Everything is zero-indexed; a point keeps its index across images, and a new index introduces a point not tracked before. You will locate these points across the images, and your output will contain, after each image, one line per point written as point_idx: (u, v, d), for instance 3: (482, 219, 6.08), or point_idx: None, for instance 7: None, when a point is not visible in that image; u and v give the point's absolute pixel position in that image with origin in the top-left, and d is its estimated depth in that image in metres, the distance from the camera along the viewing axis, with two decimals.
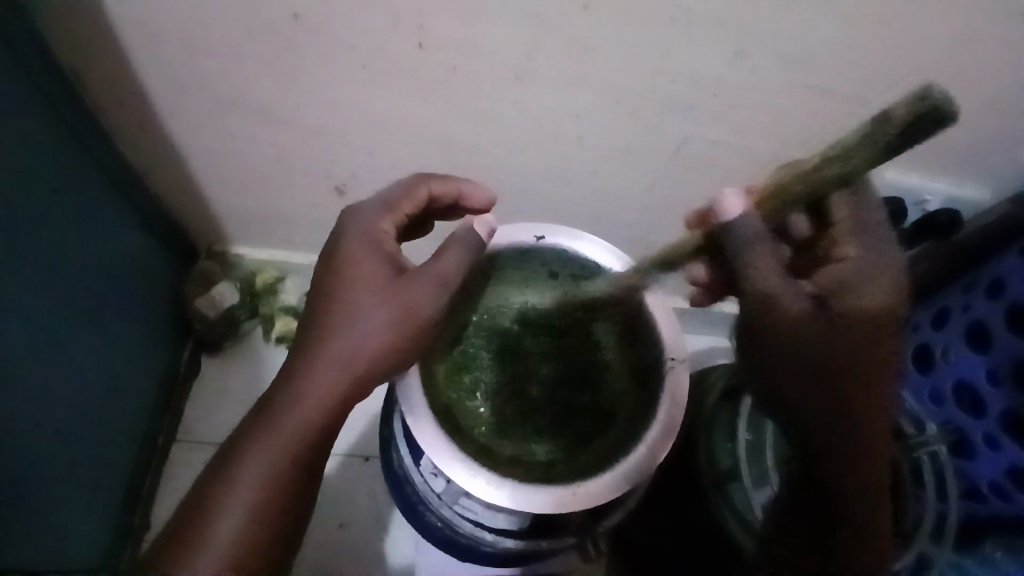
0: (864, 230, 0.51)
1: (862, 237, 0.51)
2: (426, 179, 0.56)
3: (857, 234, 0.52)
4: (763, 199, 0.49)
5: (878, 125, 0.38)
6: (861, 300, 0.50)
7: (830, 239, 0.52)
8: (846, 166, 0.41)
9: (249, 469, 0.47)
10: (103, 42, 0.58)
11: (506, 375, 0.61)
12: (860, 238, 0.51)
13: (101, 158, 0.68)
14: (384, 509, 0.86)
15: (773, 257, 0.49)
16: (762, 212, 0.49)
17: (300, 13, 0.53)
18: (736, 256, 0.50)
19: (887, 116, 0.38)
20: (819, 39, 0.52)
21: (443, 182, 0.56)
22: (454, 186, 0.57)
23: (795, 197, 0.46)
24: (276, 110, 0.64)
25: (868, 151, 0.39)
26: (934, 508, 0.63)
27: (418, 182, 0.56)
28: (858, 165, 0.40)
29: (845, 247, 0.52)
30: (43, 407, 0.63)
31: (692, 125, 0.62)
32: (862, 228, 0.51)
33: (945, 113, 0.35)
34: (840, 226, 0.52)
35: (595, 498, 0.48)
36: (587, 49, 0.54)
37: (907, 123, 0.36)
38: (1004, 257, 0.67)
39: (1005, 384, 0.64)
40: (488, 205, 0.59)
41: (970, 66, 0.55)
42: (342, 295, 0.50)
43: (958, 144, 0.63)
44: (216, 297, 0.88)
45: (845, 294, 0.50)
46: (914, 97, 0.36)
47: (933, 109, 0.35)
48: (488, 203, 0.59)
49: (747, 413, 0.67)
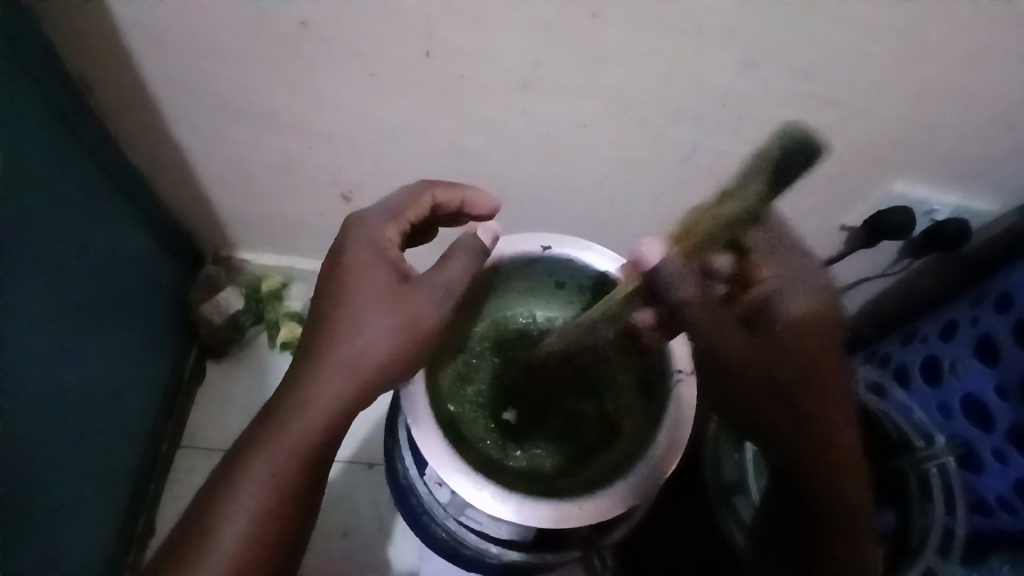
0: (777, 254, 0.51)
1: (780, 259, 0.51)
2: (431, 186, 0.55)
3: (774, 259, 0.51)
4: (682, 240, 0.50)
5: (761, 168, 0.43)
6: (785, 315, 0.51)
7: (752, 266, 0.51)
8: (733, 210, 0.46)
9: (253, 477, 0.47)
10: (112, 48, 0.58)
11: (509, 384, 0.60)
12: (778, 260, 0.51)
13: (108, 164, 0.68)
14: (387, 516, 0.86)
15: (700, 285, 0.51)
16: (682, 256, 0.49)
17: (308, 20, 0.53)
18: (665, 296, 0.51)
19: (765, 158, 0.43)
20: (829, 51, 0.52)
21: (448, 190, 0.55)
22: (458, 194, 0.56)
23: (700, 242, 0.48)
24: (283, 116, 0.64)
25: (756, 187, 0.44)
26: (941, 522, 0.65)
27: (423, 188, 0.55)
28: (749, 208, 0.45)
29: (761, 270, 0.51)
30: (47, 411, 0.63)
31: (700, 134, 0.61)
32: (772, 258, 0.51)
33: (806, 149, 0.42)
34: (760, 256, 0.51)
35: (601, 513, 0.48)
36: (596, 58, 0.54)
37: (788, 158, 0.42)
38: (1012, 269, 0.66)
39: (1012, 399, 0.63)
40: (493, 212, 0.58)
41: (981, 78, 0.54)
42: (347, 304, 0.49)
43: (968, 156, 0.63)
44: (221, 302, 0.88)
45: (767, 313, 0.51)
46: (782, 144, 0.43)
47: (801, 150, 0.42)
48: (492, 211, 0.58)
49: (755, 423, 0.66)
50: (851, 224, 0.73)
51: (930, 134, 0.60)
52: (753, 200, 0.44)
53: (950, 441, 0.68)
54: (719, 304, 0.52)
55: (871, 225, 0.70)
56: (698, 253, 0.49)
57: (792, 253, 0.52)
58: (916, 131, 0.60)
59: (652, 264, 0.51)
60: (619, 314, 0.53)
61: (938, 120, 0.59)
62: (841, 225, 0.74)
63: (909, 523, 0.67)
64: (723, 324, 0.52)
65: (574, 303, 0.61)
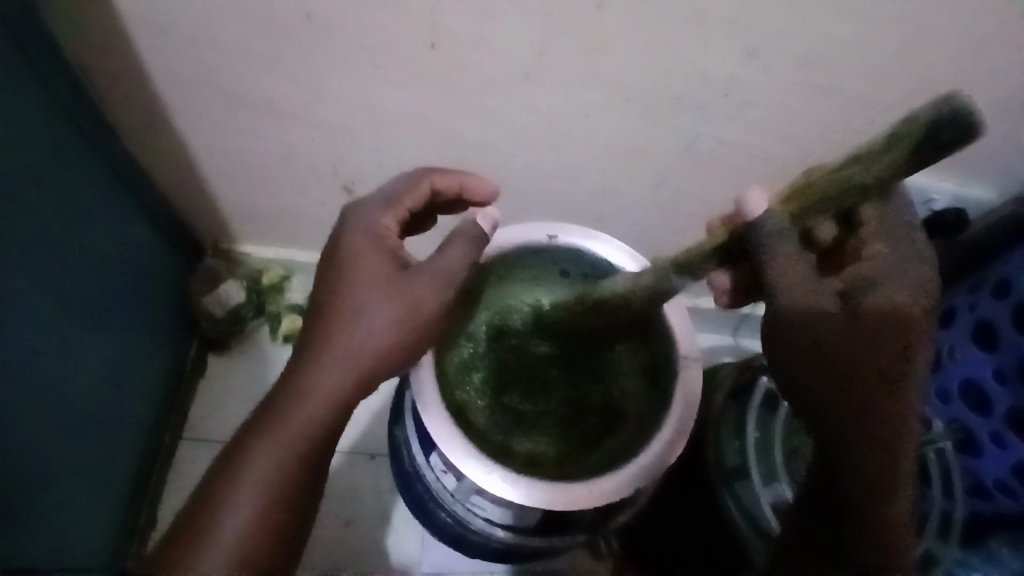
0: (889, 231, 0.48)
1: (890, 240, 0.47)
2: (428, 173, 0.56)
3: (882, 236, 0.47)
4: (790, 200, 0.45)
5: (903, 129, 0.37)
6: (876, 301, 0.47)
7: (861, 239, 0.47)
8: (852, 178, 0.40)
9: (255, 466, 0.47)
10: (113, 38, 0.57)
11: (507, 372, 0.60)
12: (886, 240, 0.47)
13: (108, 155, 0.67)
14: (389, 506, 0.86)
15: (803, 258, 0.45)
16: (790, 211, 0.45)
17: (311, 10, 0.53)
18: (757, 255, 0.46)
19: (915, 116, 0.37)
20: (831, 40, 0.52)
21: (446, 176, 0.56)
22: (457, 179, 0.56)
23: (818, 199, 0.42)
24: (284, 107, 0.64)
25: (895, 152, 0.37)
26: (938, 506, 0.64)
27: (420, 175, 0.56)
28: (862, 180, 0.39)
29: (867, 246, 0.47)
30: (49, 404, 0.63)
31: (702, 123, 0.62)
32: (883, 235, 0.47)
33: (969, 118, 0.34)
34: (867, 228, 0.47)
35: (607, 496, 0.49)
36: (599, 47, 0.54)
37: (932, 124, 0.35)
38: (1013, 256, 0.67)
39: (1011, 382, 0.64)
40: (491, 197, 0.59)
41: (981, 66, 0.55)
42: (344, 291, 0.50)
43: (966, 145, 0.64)
44: (221, 295, 0.88)
45: (865, 295, 0.47)
46: (940, 101, 0.36)
47: (964, 112, 0.34)
48: (490, 196, 0.59)
49: (755, 411, 0.67)
50: None
51: None
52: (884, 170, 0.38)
53: (949, 425, 0.70)
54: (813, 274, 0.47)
55: None
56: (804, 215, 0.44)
57: (905, 237, 0.48)
58: None
59: (756, 215, 0.46)
60: (699, 267, 0.49)
61: None
62: None
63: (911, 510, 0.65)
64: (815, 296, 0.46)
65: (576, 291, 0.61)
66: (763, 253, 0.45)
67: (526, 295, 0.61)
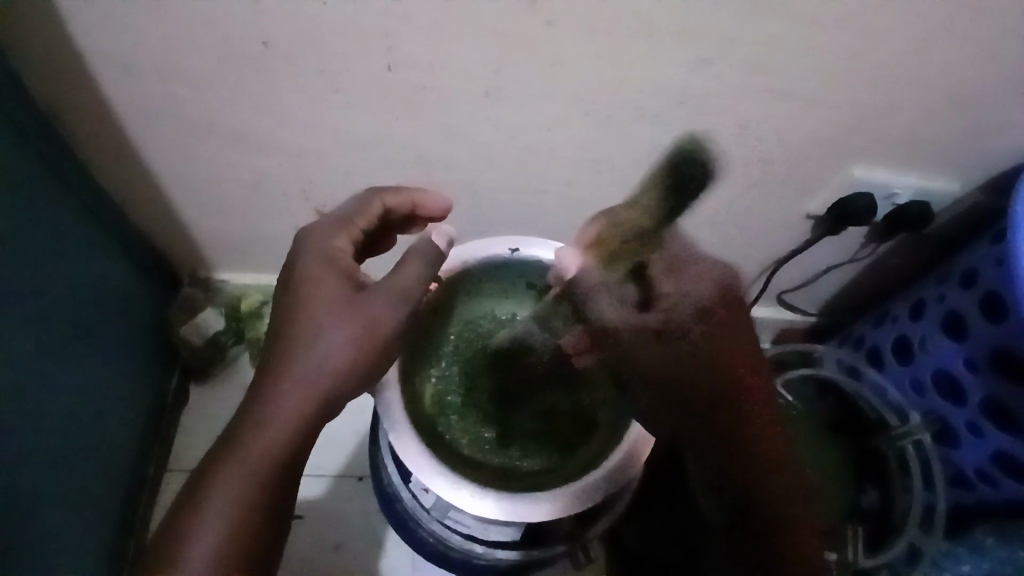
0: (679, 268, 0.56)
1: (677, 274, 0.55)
2: (379, 193, 0.57)
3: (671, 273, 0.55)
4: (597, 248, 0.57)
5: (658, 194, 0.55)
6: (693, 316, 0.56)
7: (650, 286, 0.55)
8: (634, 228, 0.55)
9: (219, 495, 0.48)
10: (78, 76, 0.58)
11: (497, 385, 0.60)
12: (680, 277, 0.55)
13: (81, 192, 0.68)
14: (379, 528, 0.86)
15: (614, 298, 0.56)
16: (603, 269, 0.56)
17: (270, 40, 0.54)
18: (582, 301, 0.56)
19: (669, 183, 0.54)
20: (779, 46, 0.53)
21: (397, 194, 0.57)
22: (408, 197, 0.57)
23: (626, 247, 0.55)
24: (252, 135, 0.65)
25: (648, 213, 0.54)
26: (921, 498, 0.69)
27: (372, 196, 0.57)
28: (636, 231, 0.55)
29: (663, 288, 0.55)
30: (33, 442, 0.63)
31: (660, 133, 0.62)
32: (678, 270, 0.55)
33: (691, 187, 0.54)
34: (657, 273, 0.55)
35: (580, 504, 0.50)
36: (553, 63, 0.55)
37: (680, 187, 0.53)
38: (976, 246, 0.67)
39: (982, 372, 0.64)
40: (445, 211, 0.60)
41: (932, 64, 0.56)
42: (301, 315, 0.50)
43: (927, 141, 0.64)
44: (200, 323, 0.90)
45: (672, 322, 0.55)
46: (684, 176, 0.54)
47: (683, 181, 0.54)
48: (444, 210, 0.60)
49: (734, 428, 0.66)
50: (816, 211, 0.73)
51: (885, 123, 0.62)
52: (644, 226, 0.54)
53: (926, 417, 0.70)
54: (637, 315, 0.56)
55: (834, 212, 0.71)
56: (616, 264, 0.55)
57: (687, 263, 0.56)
58: (873, 119, 0.61)
59: (572, 272, 0.56)
60: (551, 317, 0.59)
61: (896, 106, 0.60)
62: (806, 213, 0.74)
63: (891, 504, 0.72)
64: (642, 336, 0.55)
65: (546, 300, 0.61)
66: (584, 302, 0.57)
67: (502, 309, 0.61)
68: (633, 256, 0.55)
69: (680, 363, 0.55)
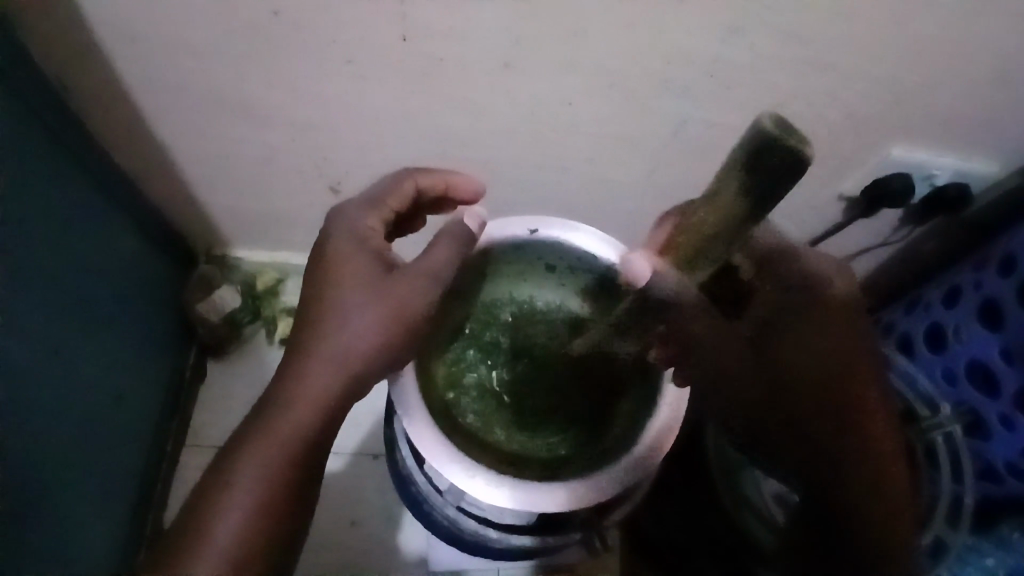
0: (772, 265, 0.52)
1: (773, 271, 0.52)
2: (412, 173, 0.55)
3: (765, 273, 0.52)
4: (671, 250, 0.47)
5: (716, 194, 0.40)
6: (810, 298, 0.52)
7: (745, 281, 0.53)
8: (707, 227, 0.42)
9: (246, 474, 0.47)
10: (88, 51, 0.57)
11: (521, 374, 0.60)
12: (774, 274, 0.52)
13: (95, 169, 0.67)
14: (394, 506, 0.86)
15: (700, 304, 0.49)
16: (680, 267, 0.47)
17: (279, 9, 0.52)
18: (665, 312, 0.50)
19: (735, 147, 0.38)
20: (815, 14, 0.50)
21: (431, 175, 0.55)
22: (441, 178, 0.56)
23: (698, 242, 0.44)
24: (265, 109, 0.63)
25: (735, 204, 0.39)
26: (949, 490, 0.65)
27: (405, 176, 0.55)
28: (722, 222, 0.41)
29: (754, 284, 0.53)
30: (49, 419, 0.64)
31: (688, 106, 0.60)
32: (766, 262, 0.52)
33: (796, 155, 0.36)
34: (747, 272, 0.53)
35: (598, 493, 0.48)
36: (575, 32, 0.53)
37: (753, 150, 0.36)
38: (1015, 230, 0.64)
39: (1018, 363, 0.62)
40: (478, 195, 0.58)
41: (977, 37, 0.53)
42: (330, 295, 0.49)
43: (969, 117, 0.60)
44: (216, 300, 0.89)
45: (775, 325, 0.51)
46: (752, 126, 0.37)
47: (785, 144, 0.35)
48: (477, 194, 0.58)
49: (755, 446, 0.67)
50: (849, 192, 0.70)
51: (926, 98, 0.58)
52: (744, 211, 0.39)
53: (956, 408, 0.68)
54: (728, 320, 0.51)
55: (868, 194, 0.68)
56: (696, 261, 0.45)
57: (786, 259, 0.52)
58: (913, 94, 0.58)
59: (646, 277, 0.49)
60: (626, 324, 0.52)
61: (936, 81, 0.57)
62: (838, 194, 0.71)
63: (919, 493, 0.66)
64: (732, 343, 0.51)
65: (567, 285, 0.60)
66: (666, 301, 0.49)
67: (518, 291, 0.60)
68: (720, 254, 0.44)
69: (790, 373, 0.51)
